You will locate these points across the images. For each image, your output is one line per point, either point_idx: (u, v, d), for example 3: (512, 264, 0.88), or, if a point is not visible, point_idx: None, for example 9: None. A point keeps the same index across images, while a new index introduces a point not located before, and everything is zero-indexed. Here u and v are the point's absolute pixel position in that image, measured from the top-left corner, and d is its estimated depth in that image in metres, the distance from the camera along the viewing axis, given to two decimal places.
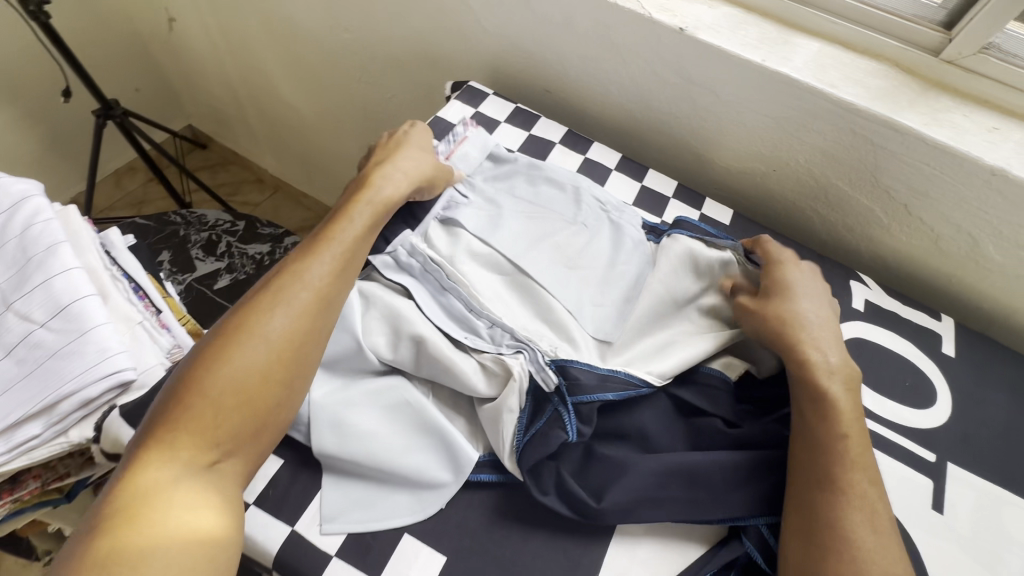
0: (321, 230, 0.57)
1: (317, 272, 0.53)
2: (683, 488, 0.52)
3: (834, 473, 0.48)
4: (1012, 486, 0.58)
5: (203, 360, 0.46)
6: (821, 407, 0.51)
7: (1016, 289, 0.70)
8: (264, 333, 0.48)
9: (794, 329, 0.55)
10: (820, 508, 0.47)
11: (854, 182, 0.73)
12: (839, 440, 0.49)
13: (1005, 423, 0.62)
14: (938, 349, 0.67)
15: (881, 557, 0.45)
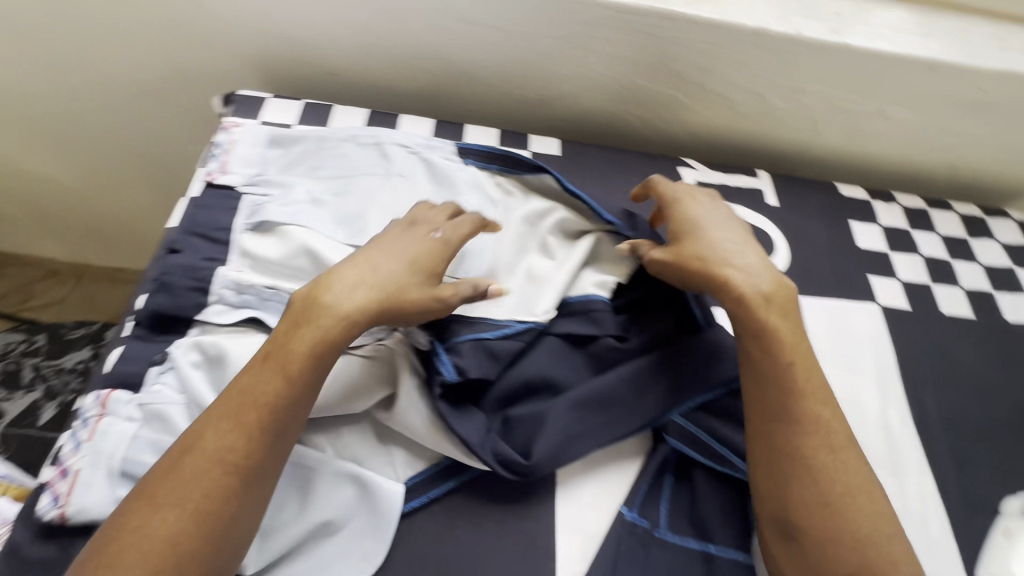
0: (252, 372, 0.46)
1: (244, 431, 0.43)
2: (600, 414, 0.53)
3: (798, 408, 0.48)
4: (847, 295, 0.68)
5: (92, 573, 0.39)
6: (764, 341, 0.50)
7: (804, 129, 0.80)
8: (168, 534, 0.40)
9: (712, 266, 0.53)
10: (792, 444, 0.47)
11: (654, 77, 0.76)
12: (788, 371, 0.49)
13: (829, 244, 0.72)
14: (765, 203, 0.74)
15: (843, 475, 0.46)
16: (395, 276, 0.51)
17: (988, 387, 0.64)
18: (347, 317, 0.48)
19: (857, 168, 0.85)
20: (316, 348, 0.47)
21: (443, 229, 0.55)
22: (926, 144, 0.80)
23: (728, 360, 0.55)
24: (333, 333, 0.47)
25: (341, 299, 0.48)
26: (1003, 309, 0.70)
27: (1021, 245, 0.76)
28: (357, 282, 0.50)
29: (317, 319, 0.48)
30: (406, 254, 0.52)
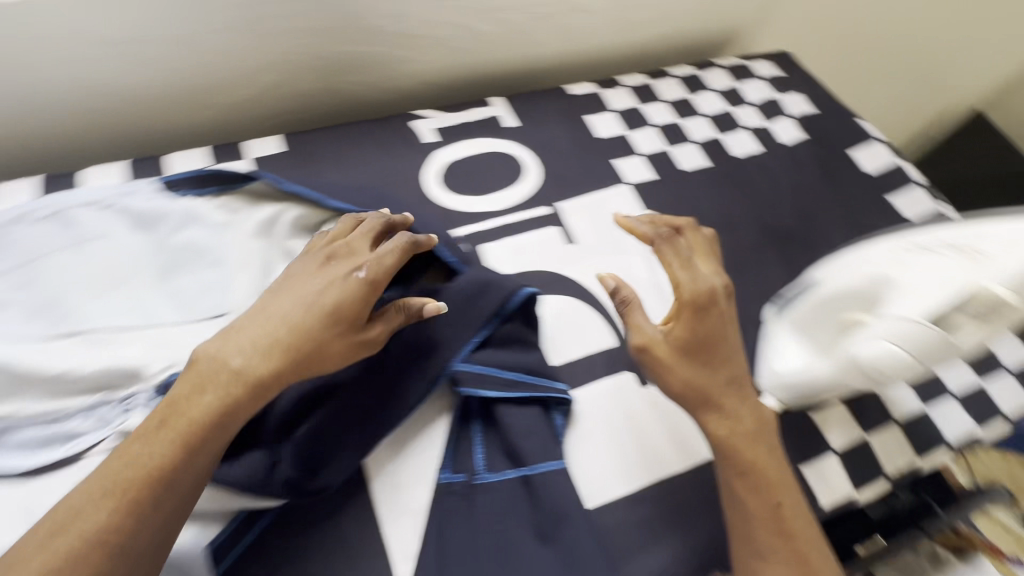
0: (144, 436, 0.41)
1: (121, 508, 0.38)
2: (380, 397, 0.51)
3: (779, 528, 0.47)
4: (598, 184, 0.72)
5: None
6: (755, 476, 0.48)
7: (521, 43, 0.81)
8: None
9: (715, 399, 0.50)
10: (763, 553, 0.46)
11: (352, 39, 0.72)
12: (772, 504, 0.47)
13: (573, 145, 0.75)
14: (504, 127, 0.75)
15: None
16: (315, 334, 0.45)
17: (734, 220, 0.71)
18: (255, 375, 0.43)
19: (585, 63, 0.89)
20: (219, 416, 0.42)
21: (365, 266, 0.48)
22: (632, 22, 0.85)
23: (487, 294, 0.55)
24: (239, 394, 0.42)
25: (246, 355, 0.43)
26: (730, 147, 0.78)
27: (732, 86, 0.85)
28: (261, 336, 0.45)
29: (219, 379, 0.43)
30: (326, 301, 0.46)
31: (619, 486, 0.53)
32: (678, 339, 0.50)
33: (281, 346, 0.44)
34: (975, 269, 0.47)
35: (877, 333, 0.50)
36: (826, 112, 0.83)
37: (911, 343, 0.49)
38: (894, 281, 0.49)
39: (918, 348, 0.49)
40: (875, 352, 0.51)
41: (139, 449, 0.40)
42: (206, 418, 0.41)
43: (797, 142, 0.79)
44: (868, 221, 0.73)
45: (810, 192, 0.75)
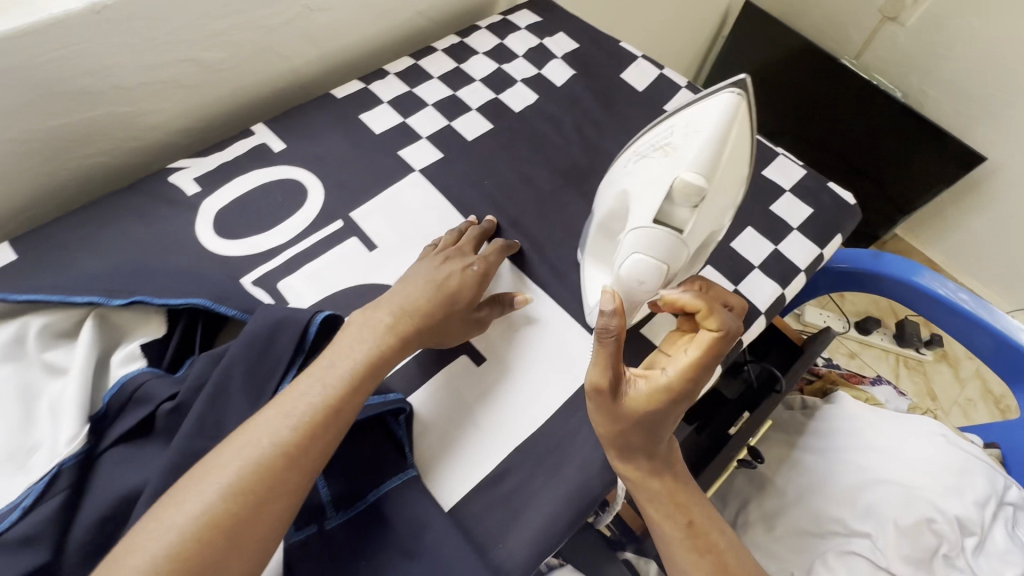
0: (212, 470, 0.40)
1: (270, 451, 0.41)
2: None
3: (696, 544, 0.52)
4: (388, 180, 0.69)
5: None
6: (670, 500, 0.53)
7: (267, 60, 0.75)
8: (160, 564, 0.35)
9: (652, 447, 0.52)
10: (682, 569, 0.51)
11: (61, 112, 0.62)
12: (683, 520, 0.52)
13: (353, 149, 0.72)
14: (273, 154, 0.70)
15: None
16: (441, 307, 0.56)
17: (530, 173, 0.72)
18: (348, 389, 0.46)
19: (349, 61, 0.85)
20: (307, 441, 0.43)
21: (475, 263, 0.61)
22: (379, 7, 0.82)
23: (279, 334, 0.52)
24: (319, 419, 0.44)
25: (338, 377, 0.47)
26: (510, 104, 0.78)
27: (498, 44, 0.85)
28: (351, 361, 0.48)
29: (298, 408, 0.44)
30: (444, 286, 0.57)
31: (475, 471, 0.53)
32: (646, 402, 0.49)
33: (415, 317, 0.54)
34: (676, 160, 0.52)
35: (628, 248, 0.54)
36: (590, 44, 0.86)
37: (653, 246, 0.53)
38: (629, 193, 0.56)
39: (662, 250, 0.53)
40: (633, 267, 0.54)
41: (211, 480, 0.39)
42: (285, 444, 0.42)
43: (570, 80, 0.81)
44: None
45: (592, 124, 0.78)
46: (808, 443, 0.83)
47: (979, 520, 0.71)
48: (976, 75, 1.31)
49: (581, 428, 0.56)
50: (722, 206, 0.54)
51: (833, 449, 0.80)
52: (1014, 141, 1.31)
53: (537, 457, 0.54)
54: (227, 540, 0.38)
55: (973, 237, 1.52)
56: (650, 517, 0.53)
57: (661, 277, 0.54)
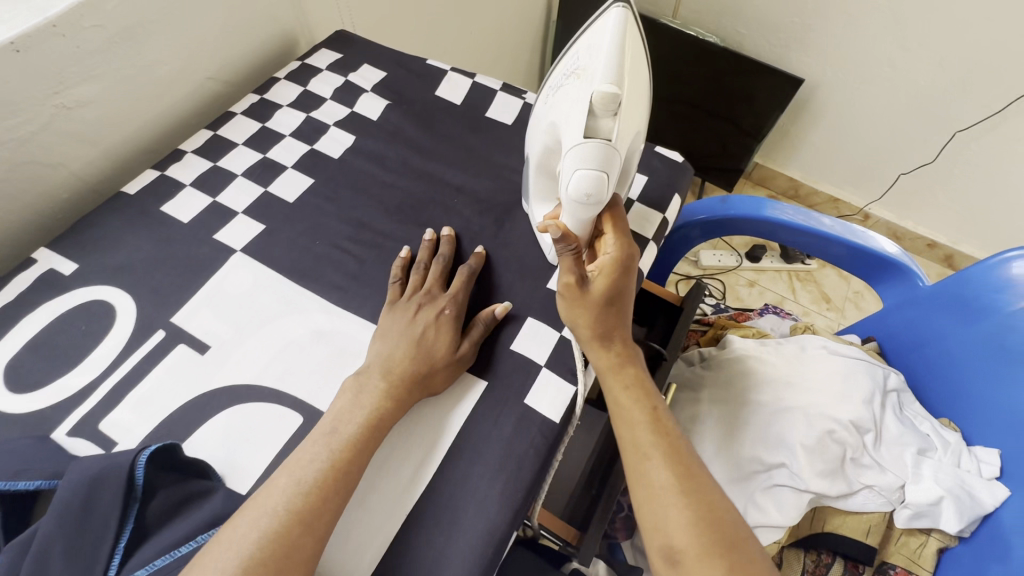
0: (241, 528, 0.43)
1: (293, 497, 0.45)
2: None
3: (659, 430, 0.54)
4: (208, 270, 0.63)
5: None
6: (638, 391, 0.56)
7: (35, 173, 0.66)
8: None
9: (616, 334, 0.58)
10: (641, 447, 0.52)
11: None
12: (646, 409, 0.55)
13: (160, 247, 0.64)
14: (65, 279, 0.61)
15: (676, 499, 0.49)
16: (422, 362, 0.55)
17: (364, 218, 0.69)
18: (355, 449, 0.49)
19: (141, 148, 0.77)
20: (320, 507, 0.46)
21: (447, 304, 0.60)
22: (156, 84, 0.74)
23: (100, 490, 0.45)
24: (337, 471, 0.48)
25: (347, 435, 0.50)
26: (328, 151, 0.74)
27: (301, 92, 0.80)
28: (356, 420, 0.51)
29: (307, 476, 0.47)
30: (423, 337, 0.56)
31: (368, 558, 0.49)
32: (610, 287, 0.57)
33: (401, 377, 0.54)
34: (588, 78, 0.50)
35: (569, 167, 0.50)
36: (397, 69, 0.83)
37: (593, 159, 0.49)
38: (556, 122, 0.54)
39: (600, 158, 0.49)
40: (578, 185, 0.49)
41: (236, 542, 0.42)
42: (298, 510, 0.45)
43: (385, 111, 0.78)
44: (480, 147, 0.76)
45: (417, 150, 0.75)
46: (714, 394, 0.85)
47: (870, 416, 0.75)
48: (774, 9, 1.42)
49: (473, 469, 0.54)
50: (637, 120, 0.54)
51: (735, 393, 0.83)
52: (823, 59, 1.44)
53: (431, 517, 0.51)
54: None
55: (817, 150, 1.66)
56: (619, 408, 0.56)
57: (607, 187, 0.49)
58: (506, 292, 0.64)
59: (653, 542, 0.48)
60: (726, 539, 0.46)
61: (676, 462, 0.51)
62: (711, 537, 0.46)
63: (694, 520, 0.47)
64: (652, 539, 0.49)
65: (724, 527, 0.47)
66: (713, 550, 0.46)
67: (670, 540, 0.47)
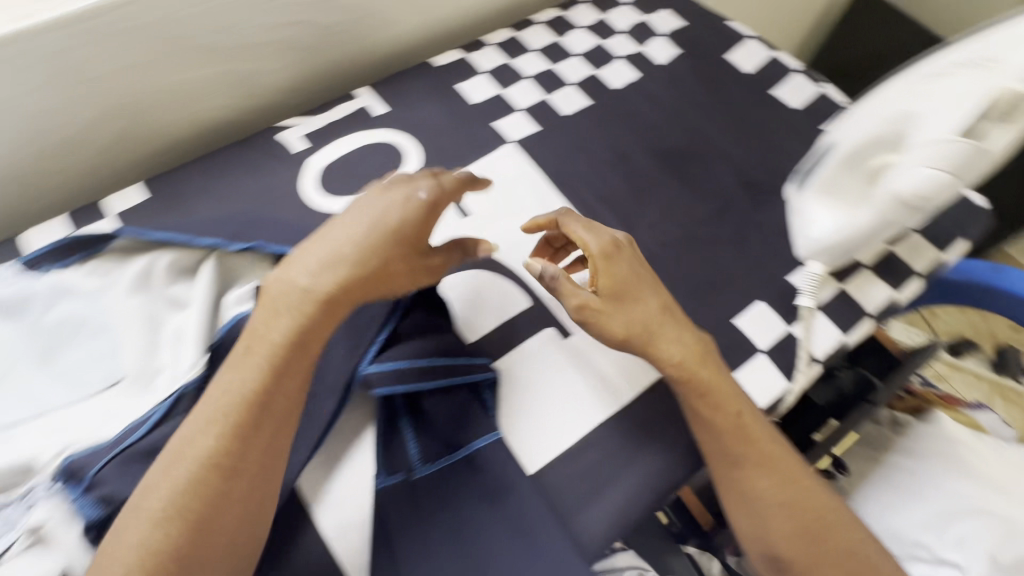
0: (144, 522, 0.40)
1: (236, 390, 0.44)
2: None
3: (745, 437, 0.50)
4: (483, 149, 0.70)
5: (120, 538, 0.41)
6: (706, 398, 0.51)
7: (375, 25, 0.77)
8: (170, 500, 0.41)
9: (653, 335, 0.52)
10: (732, 459, 0.50)
11: (186, 65, 0.67)
12: (732, 416, 0.50)
13: (449, 116, 0.72)
14: (375, 117, 0.72)
15: (775, 506, 0.48)
16: (376, 250, 0.48)
17: (625, 151, 0.71)
18: (250, 411, 0.43)
19: (449, 32, 0.86)
20: (240, 458, 0.43)
21: (425, 188, 0.51)
22: None
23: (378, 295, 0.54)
24: (280, 357, 0.45)
25: (232, 404, 0.43)
26: (608, 81, 0.77)
27: (599, 19, 0.83)
28: (240, 378, 0.44)
29: (254, 361, 0.45)
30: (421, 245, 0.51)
31: (557, 442, 0.53)
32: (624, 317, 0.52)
33: (349, 262, 0.47)
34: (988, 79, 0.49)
35: (926, 158, 0.51)
36: (695, 23, 0.82)
37: (958, 160, 0.50)
38: (915, 114, 0.52)
39: (964, 161, 0.50)
40: (924, 179, 0.51)
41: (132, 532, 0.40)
42: (193, 489, 0.41)
43: (672, 59, 0.79)
44: (757, 121, 0.73)
45: (693, 106, 0.74)
46: (900, 461, 0.76)
47: None
48: None
49: (665, 412, 0.55)
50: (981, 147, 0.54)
51: (928, 470, 0.73)
52: None
53: (617, 436, 0.54)
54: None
55: None
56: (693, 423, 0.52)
57: (950, 190, 0.51)
58: (743, 266, 0.63)
59: (756, 552, 0.49)
60: (830, 548, 0.47)
61: (774, 472, 0.49)
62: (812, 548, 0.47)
63: (792, 533, 0.47)
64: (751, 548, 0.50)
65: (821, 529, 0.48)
66: (817, 561, 0.47)
67: (773, 546, 0.48)
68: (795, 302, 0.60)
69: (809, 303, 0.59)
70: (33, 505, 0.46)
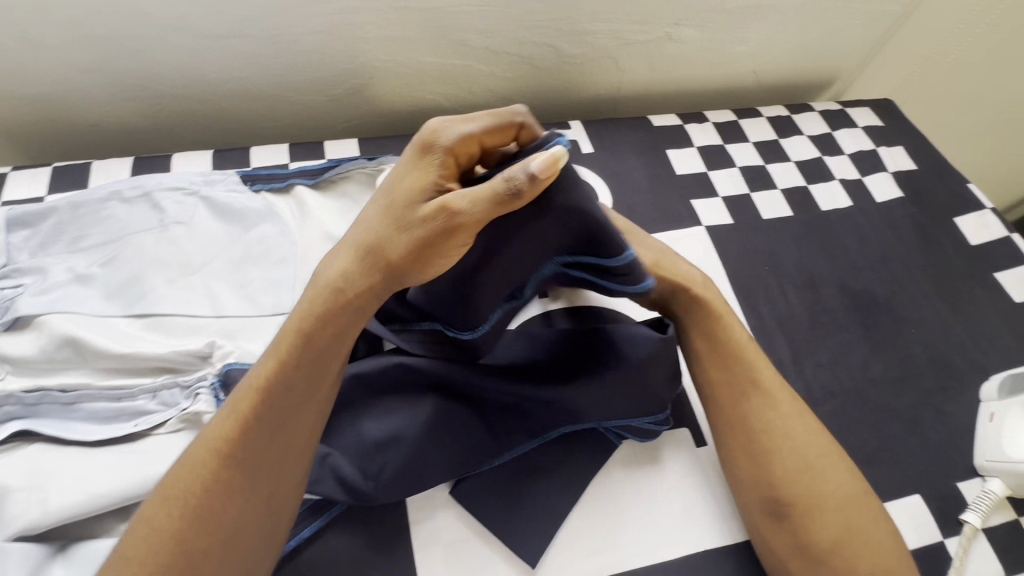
0: (193, 469, 0.40)
1: (266, 366, 0.42)
2: (455, 440, 0.51)
3: (740, 358, 0.53)
4: (675, 222, 0.68)
5: (161, 491, 0.40)
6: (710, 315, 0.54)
7: (608, 68, 0.78)
8: (197, 466, 0.40)
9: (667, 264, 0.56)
10: (738, 385, 0.52)
11: (437, 51, 0.71)
12: (737, 346, 0.53)
13: (650, 177, 0.72)
14: (581, 153, 0.73)
15: (777, 432, 0.49)
16: (275, 404, 0.41)
17: (813, 276, 0.67)
18: (287, 373, 0.41)
19: (670, 94, 0.85)
20: (259, 432, 0.40)
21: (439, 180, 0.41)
22: (727, 55, 0.81)
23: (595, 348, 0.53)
24: (307, 333, 0.42)
25: (274, 356, 0.42)
26: (818, 200, 0.73)
27: (826, 134, 0.80)
28: (293, 321, 0.42)
29: (288, 337, 0.42)
30: (395, 194, 0.42)
31: (664, 550, 0.50)
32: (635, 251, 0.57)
33: (297, 342, 0.42)
34: None
35: None
36: (928, 173, 0.77)
37: None
38: None
39: None
40: None
41: (177, 468, 0.40)
42: (228, 439, 0.40)
43: (893, 201, 0.74)
44: (968, 298, 0.67)
45: (899, 256, 0.69)
46: None
47: None
48: None
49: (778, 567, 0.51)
50: None
51: None
52: None
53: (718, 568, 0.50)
54: (227, 553, 0.39)
55: None
56: (700, 342, 0.54)
57: None
58: (909, 448, 0.57)
59: (755, 498, 0.48)
60: (830, 495, 0.47)
61: (778, 412, 0.50)
62: (812, 486, 0.47)
63: (793, 472, 0.48)
64: (752, 493, 0.49)
65: (826, 490, 0.47)
66: (818, 505, 0.47)
67: (775, 494, 0.48)
68: (959, 515, 0.53)
69: (977, 520, 0.52)
70: (196, 397, 0.51)
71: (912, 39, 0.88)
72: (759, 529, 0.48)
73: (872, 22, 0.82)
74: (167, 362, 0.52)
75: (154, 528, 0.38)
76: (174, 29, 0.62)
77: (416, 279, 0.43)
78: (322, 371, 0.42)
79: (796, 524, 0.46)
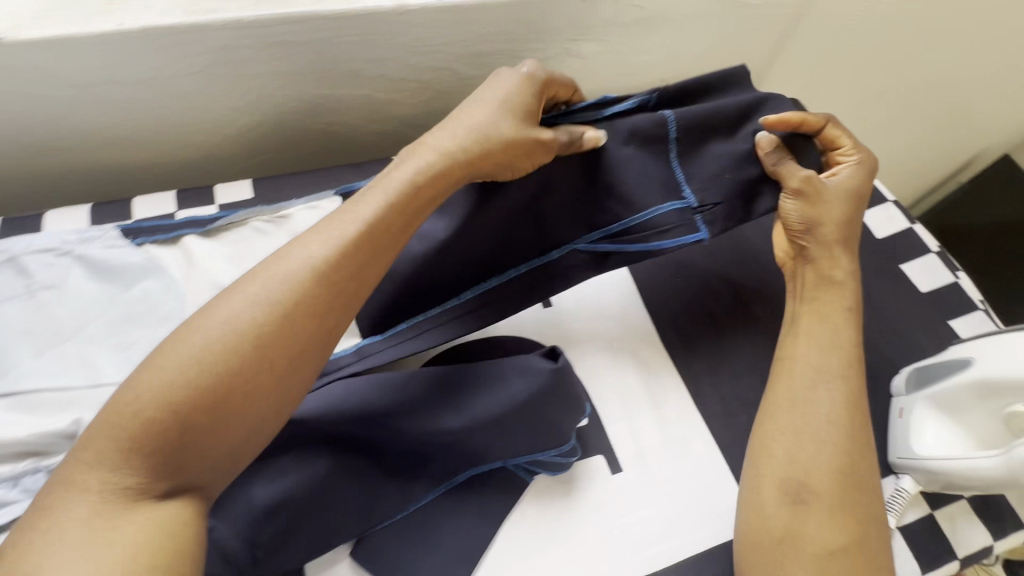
0: (261, 279, 0.42)
1: (347, 225, 0.45)
2: (354, 497, 0.48)
3: (835, 334, 0.52)
4: None
5: (213, 314, 0.40)
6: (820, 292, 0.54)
7: None
8: (258, 308, 0.40)
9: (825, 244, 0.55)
10: (826, 369, 0.50)
11: (330, 83, 0.69)
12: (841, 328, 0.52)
13: None
14: None
15: (833, 425, 0.48)
16: (348, 270, 0.44)
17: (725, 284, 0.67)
18: (356, 250, 0.44)
19: None
20: (320, 300, 0.42)
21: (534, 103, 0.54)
22: (631, 66, 0.81)
23: (490, 386, 0.50)
24: (379, 221, 0.46)
25: (355, 220, 0.45)
26: None
27: None
28: (406, 173, 0.49)
29: (360, 217, 0.46)
30: (505, 99, 0.53)
31: None
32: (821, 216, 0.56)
33: (378, 212, 0.46)
34: None
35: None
36: None
37: None
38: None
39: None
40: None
41: (227, 310, 0.40)
42: (294, 294, 0.42)
43: None
44: (876, 293, 0.68)
45: None
46: None
47: None
48: None
49: None
50: None
51: None
52: None
53: None
54: (256, 409, 0.39)
55: None
56: (814, 324, 0.53)
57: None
58: None
59: (780, 472, 0.47)
60: (854, 499, 0.45)
61: (852, 399, 0.49)
62: (846, 489, 0.45)
63: (829, 466, 0.46)
64: (774, 472, 0.47)
65: (854, 487, 0.46)
66: (841, 498, 0.45)
67: (805, 476, 0.46)
68: None
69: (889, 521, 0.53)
70: None
71: (812, 39, 0.90)
72: (764, 502, 0.47)
73: (770, 25, 0.83)
74: (28, 445, 0.48)
75: (197, 350, 0.39)
76: (32, 81, 0.58)
77: (506, 175, 0.54)
78: (386, 253, 0.46)
79: (810, 511, 0.45)
